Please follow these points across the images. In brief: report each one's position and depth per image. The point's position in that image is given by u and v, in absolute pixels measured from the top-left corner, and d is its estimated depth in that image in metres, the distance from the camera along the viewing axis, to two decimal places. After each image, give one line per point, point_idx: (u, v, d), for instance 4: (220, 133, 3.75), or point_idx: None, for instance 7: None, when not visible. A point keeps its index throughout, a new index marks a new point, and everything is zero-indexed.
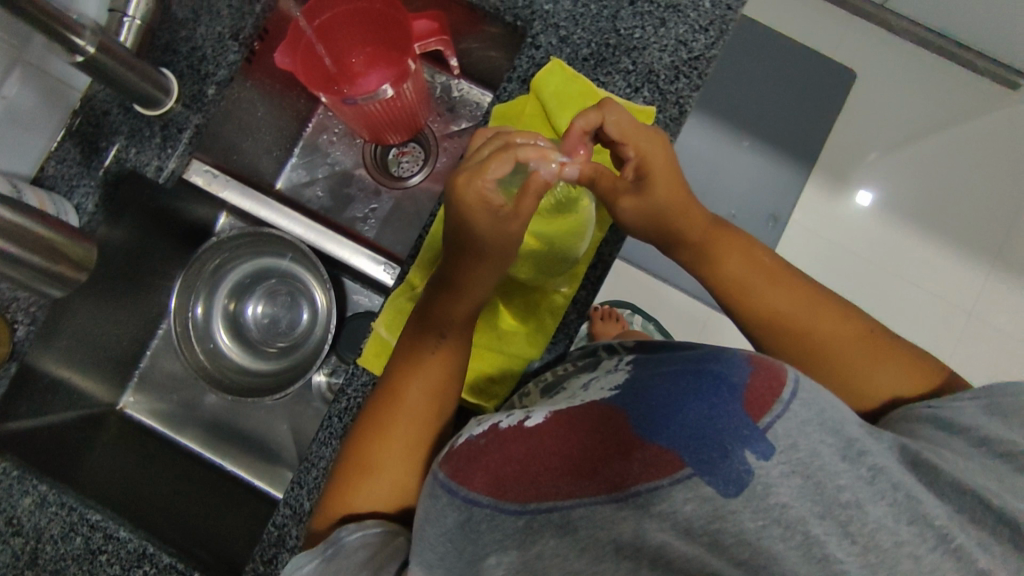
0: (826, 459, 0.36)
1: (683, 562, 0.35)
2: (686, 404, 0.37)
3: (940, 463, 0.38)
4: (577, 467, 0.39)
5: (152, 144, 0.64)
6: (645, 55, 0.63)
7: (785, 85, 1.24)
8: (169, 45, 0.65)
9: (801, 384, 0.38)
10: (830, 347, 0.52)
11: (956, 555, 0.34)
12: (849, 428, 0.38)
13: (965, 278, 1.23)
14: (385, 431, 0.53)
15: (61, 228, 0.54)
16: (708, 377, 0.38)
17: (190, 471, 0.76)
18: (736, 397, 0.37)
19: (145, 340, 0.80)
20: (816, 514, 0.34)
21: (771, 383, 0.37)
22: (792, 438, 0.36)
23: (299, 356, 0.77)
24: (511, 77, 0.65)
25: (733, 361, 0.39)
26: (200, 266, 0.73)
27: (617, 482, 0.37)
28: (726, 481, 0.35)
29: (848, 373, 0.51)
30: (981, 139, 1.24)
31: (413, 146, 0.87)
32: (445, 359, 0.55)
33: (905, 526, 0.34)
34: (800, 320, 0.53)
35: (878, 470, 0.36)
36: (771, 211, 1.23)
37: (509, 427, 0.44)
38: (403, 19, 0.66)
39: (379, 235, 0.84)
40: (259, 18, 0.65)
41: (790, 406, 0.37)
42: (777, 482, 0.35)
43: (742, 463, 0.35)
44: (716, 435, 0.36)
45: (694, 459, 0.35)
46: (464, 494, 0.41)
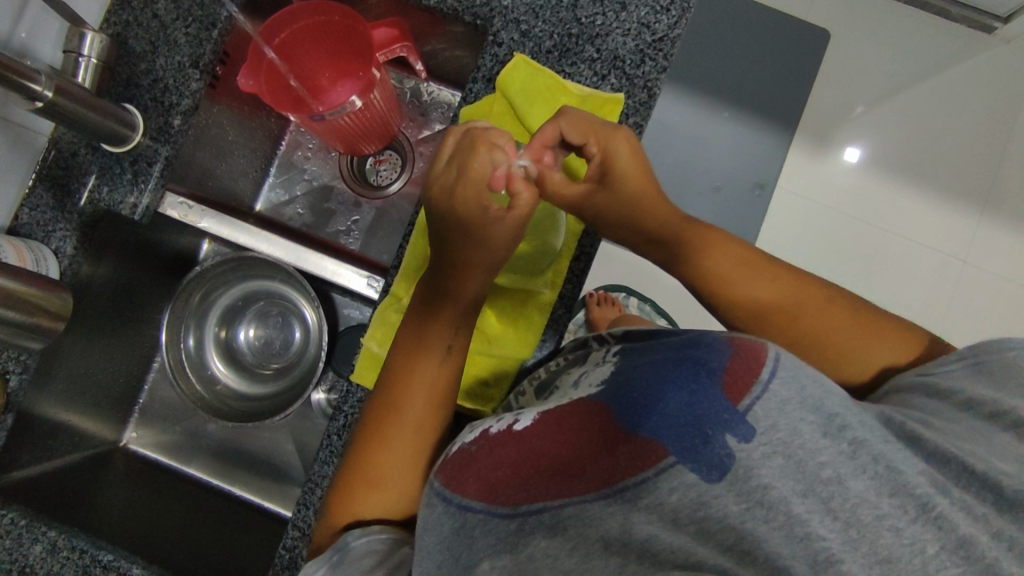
0: (806, 438, 0.37)
1: (668, 555, 0.36)
2: (666, 392, 0.39)
3: (925, 433, 0.39)
4: (566, 467, 0.41)
5: (123, 181, 0.64)
6: (609, 41, 0.62)
7: (760, 51, 1.23)
8: (130, 79, 0.64)
9: (780, 362, 0.39)
10: (818, 329, 0.52)
11: (937, 523, 0.34)
12: (830, 402, 0.39)
13: (957, 227, 1.23)
14: (393, 444, 0.53)
15: (33, 282, 0.54)
16: (689, 363, 0.41)
17: (200, 499, 0.77)
18: (715, 382, 0.39)
19: (142, 373, 0.80)
20: (797, 493, 0.35)
21: (750, 365, 0.39)
22: (772, 419, 0.37)
23: (296, 375, 0.77)
24: (476, 77, 0.65)
25: (712, 346, 0.41)
26: (187, 297, 0.73)
27: (605, 478, 0.39)
28: (710, 467, 0.36)
29: (837, 352, 0.51)
30: (960, 86, 1.23)
31: (389, 154, 0.87)
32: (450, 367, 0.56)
33: (886, 499, 0.35)
34: (785, 306, 0.53)
35: (859, 444, 0.37)
36: (756, 179, 1.22)
37: (499, 432, 0.46)
38: (362, 29, 0.65)
39: (365, 246, 0.84)
40: (217, 43, 0.64)
41: (770, 385, 0.38)
42: (759, 463, 0.36)
43: (722, 448, 0.37)
44: (697, 422, 0.37)
45: (677, 447, 0.37)
46: (458, 501, 0.43)
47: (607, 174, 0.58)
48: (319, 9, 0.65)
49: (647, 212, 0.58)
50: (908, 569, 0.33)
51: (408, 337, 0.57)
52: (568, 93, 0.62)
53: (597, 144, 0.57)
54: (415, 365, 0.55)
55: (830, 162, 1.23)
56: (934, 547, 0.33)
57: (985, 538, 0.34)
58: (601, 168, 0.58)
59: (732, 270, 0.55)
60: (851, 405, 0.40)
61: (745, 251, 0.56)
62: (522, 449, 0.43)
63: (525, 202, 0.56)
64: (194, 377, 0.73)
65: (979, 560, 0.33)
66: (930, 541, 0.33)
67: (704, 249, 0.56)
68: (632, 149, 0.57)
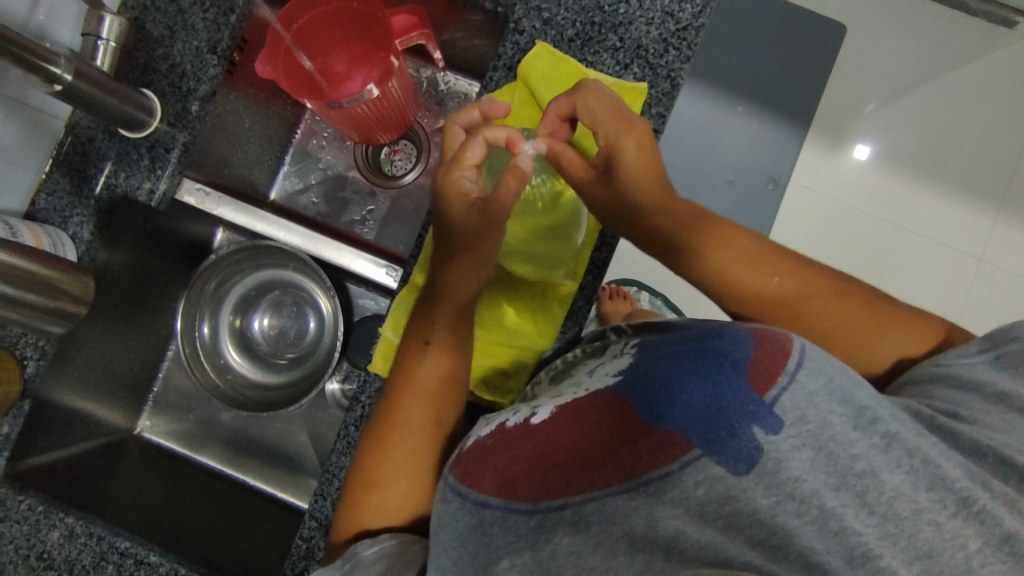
0: (837, 429, 0.35)
1: (697, 551, 0.35)
2: (689, 385, 0.38)
3: (958, 426, 0.39)
4: (587, 461, 0.40)
5: (140, 167, 0.64)
6: (632, 30, 0.61)
7: (776, 44, 1.22)
8: (148, 64, 0.64)
9: (807, 354, 0.37)
10: (837, 325, 0.50)
11: (979, 519, 0.34)
12: (860, 395, 0.37)
13: (976, 223, 1.21)
14: (386, 450, 0.53)
15: (58, 268, 0.54)
16: (711, 354, 0.38)
17: (215, 488, 0.76)
18: (740, 372, 0.37)
19: (156, 362, 0.80)
20: (830, 486, 0.34)
21: (776, 354, 0.37)
22: (801, 410, 0.35)
23: (311, 365, 0.77)
24: (496, 65, 0.64)
25: (736, 336, 0.39)
26: (202, 285, 0.73)
27: (627, 471, 0.38)
28: (736, 459, 0.35)
29: (855, 346, 0.50)
30: (980, 81, 1.22)
31: (405, 144, 0.86)
32: (443, 365, 0.55)
33: (924, 493, 0.34)
34: (801, 301, 0.51)
35: (892, 437, 0.35)
36: (771, 174, 1.21)
37: (515, 426, 0.45)
38: (381, 16, 0.64)
39: (379, 236, 0.83)
40: (235, 28, 0.64)
41: (797, 376, 0.36)
42: (788, 456, 0.35)
43: (750, 440, 0.35)
44: (724, 415, 0.36)
45: (703, 439, 0.36)
46: (475, 497, 0.42)
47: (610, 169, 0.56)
48: None
49: (657, 211, 0.55)
50: (948, 563, 0.32)
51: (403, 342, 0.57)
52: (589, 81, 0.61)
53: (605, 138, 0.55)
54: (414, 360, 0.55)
55: (846, 157, 1.22)
56: (975, 542, 0.33)
57: None
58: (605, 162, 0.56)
59: (744, 265, 0.53)
60: (882, 398, 0.39)
61: (753, 242, 0.54)
62: (536, 445, 0.42)
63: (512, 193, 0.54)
64: (208, 367, 0.73)
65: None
66: (971, 537, 0.33)
67: (714, 243, 0.54)
68: (641, 147, 0.55)
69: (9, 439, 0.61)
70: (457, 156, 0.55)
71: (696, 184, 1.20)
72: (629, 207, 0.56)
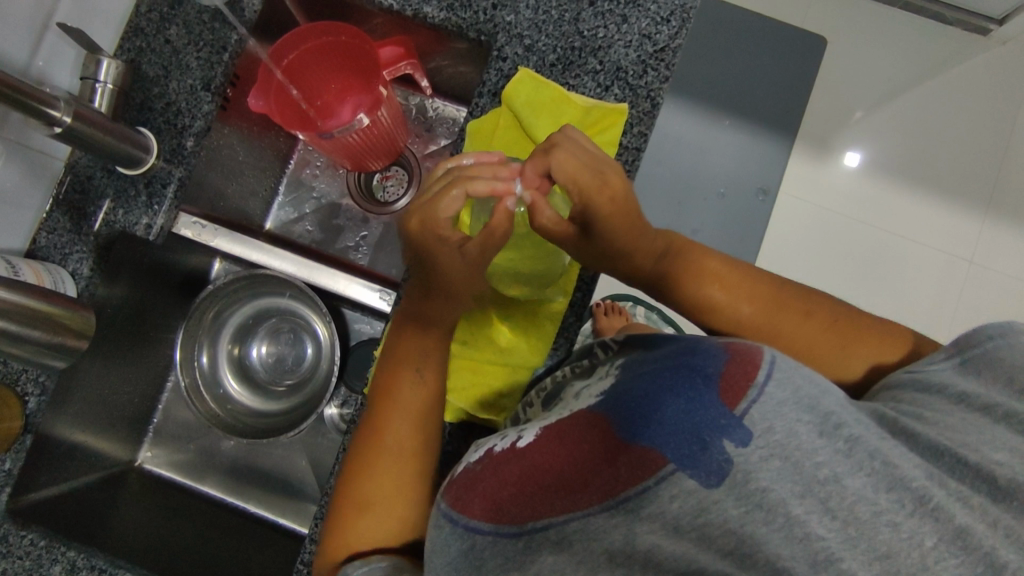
0: (802, 439, 0.37)
1: (672, 562, 0.37)
2: (664, 402, 0.40)
3: (916, 427, 0.39)
4: (570, 482, 0.41)
5: (138, 203, 0.65)
6: (611, 53, 0.64)
7: (759, 60, 1.25)
8: (144, 103, 0.66)
9: (777, 365, 0.40)
10: (798, 340, 0.53)
11: (933, 515, 0.34)
12: (826, 402, 0.39)
13: (960, 227, 1.23)
14: (371, 468, 0.55)
15: (60, 309, 0.55)
16: (686, 370, 0.41)
17: (215, 518, 0.77)
18: (711, 387, 0.39)
19: (155, 394, 0.81)
20: (795, 494, 0.35)
21: (746, 369, 0.40)
22: (768, 421, 0.37)
23: (309, 391, 0.78)
24: (482, 92, 0.66)
25: (709, 353, 0.42)
26: (199, 316, 0.73)
27: (608, 491, 0.40)
28: (709, 472, 0.37)
29: (820, 359, 0.52)
30: (958, 88, 1.24)
31: (396, 170, 0.88)
32: (426, 388, 0.57)
33: (883, 494, 0.35)
34: (764, 321, 0.55)
35: (855, 441, 0.37)
36: (760, 185, 1.23)
37: (503, 450, 0.46)
38: (368, 48, 0.67)
39: (373, 261, 0.85)
40: (228, 66, 0.66)
41: (765, 389, 0.38)
42: (756, 468, 0.36)
43: (721, 453, 0.37)
44: (696, 429, 0.38)
45: (677, 455, 0.38)
46: (465, 523, 0.44)
47: (586, 224, 0.56)
48: (328, 30, 0.67)
49: (635, 255, 0.58)
50: (906, 563, 0.33)
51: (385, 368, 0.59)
52: (572, 104, 0.63)
53: (579, 197, 0.54)
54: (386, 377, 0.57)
55: (832, 166, 1.24)
56: (932, 539, 0.33)
57: (982, 527, 0.34)
58: (580, 216, 0.56)
59: (712, 285, 0.57)
60: (847, 404, 0.40)
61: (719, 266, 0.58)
62: (523, 465, 0.44)
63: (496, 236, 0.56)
64: (207, 396, 0.74)
65: (976, 549, 0.33)
66: (928, 533, 0.34)
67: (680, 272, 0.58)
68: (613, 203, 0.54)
69: (11, 476, 0.62)
70: (434, 205, 0.55)
71: (686, 199, 1.22)
72: (609, 258, 0.58)
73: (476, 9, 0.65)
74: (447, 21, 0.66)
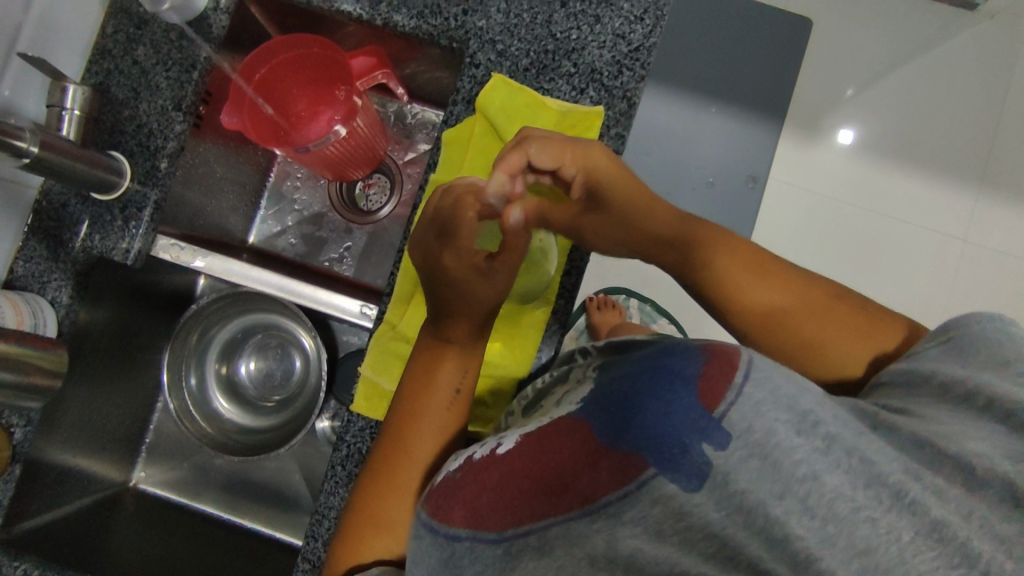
0: (782, 436, 0.36)
1: (653, 566, 0.37)
2: (645, 405, 0.39)
3: (901, 422, 0.40)
4: (548, 487, 0.41)
5: (115, 227, 0.64)
6: (585, 54, 0.63)
7: (745, 45, 1.24)
8: (114, 127, 0.65)
9: (754, 364, 0.39)
10: (793, 321, 0.52)
11: (910, 510, 0.34)
12: (803, 400, 0.38)
13: (952, 203, 1.22)
14: (391, 482, 0.52)
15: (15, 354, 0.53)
16: (664, 373, 0.39)
17: (212, 534, 0.77)
18: (690, 390, 0.38)
19: (147, 414, 0.81)
20: (774, 495, 0.35)
21: (724, 369, 0.38)
22: (748, 422, 0.36)
23: (299, 405, 0.78)
24: (456, 100, 0.65)
25: (688, 353, 0.40)
26: (184, 337, 0.73)
27: (587, 496, 0.39)
28: (690, 475, 0.36)
29: (815, 342, 0.51)
30: (947, 64, 1.23)
31: (379, 177, 0.88)
32: (455, 406, 0.56)
33: (861, 490, 0.35)
34: (775, 304, 0.54)
35: (833, 439, 0.36)
36: (749, 171, 1.22)
37: (483, 457, 0.46)
38: (341, 59, 0.65)
39: (358, 271, 0.84)
40: (199, 84, 0.65)
41: (744, 389, 0.37)
42: (735, 468, 0.36)
43: (700, 456, 0.36)
44: (675, 432, 0.37)
45: (657, 458, 0.37)
46: (446, 531, 0.44)
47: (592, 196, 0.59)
48: (299, 42, 0.66)
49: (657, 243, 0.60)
50: (885, 558, 0.33)
51: (407, 378, 0.57)
52: (546, 108, 0.62)
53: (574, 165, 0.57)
54: (422, 394, 0.55)
55: (822, 150, 1.23)
56: (909, 533, 0.33)
57: (958, 521, 0.34)
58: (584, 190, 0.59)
59: (735, 275, 0.55)
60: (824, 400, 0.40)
61: (743, 249, 0.58)
62: (501, 476, 0.44)
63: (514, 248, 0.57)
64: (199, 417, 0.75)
65: (952, 541, 0.33)
66: (904, 528, 0.33)
67: (710, 256, 0.57)
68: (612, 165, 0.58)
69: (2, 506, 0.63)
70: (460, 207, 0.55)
71: (676, 190, 1.22)
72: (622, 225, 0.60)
73: (446, 16, 0.64)
74: (418, 28, 0.65)
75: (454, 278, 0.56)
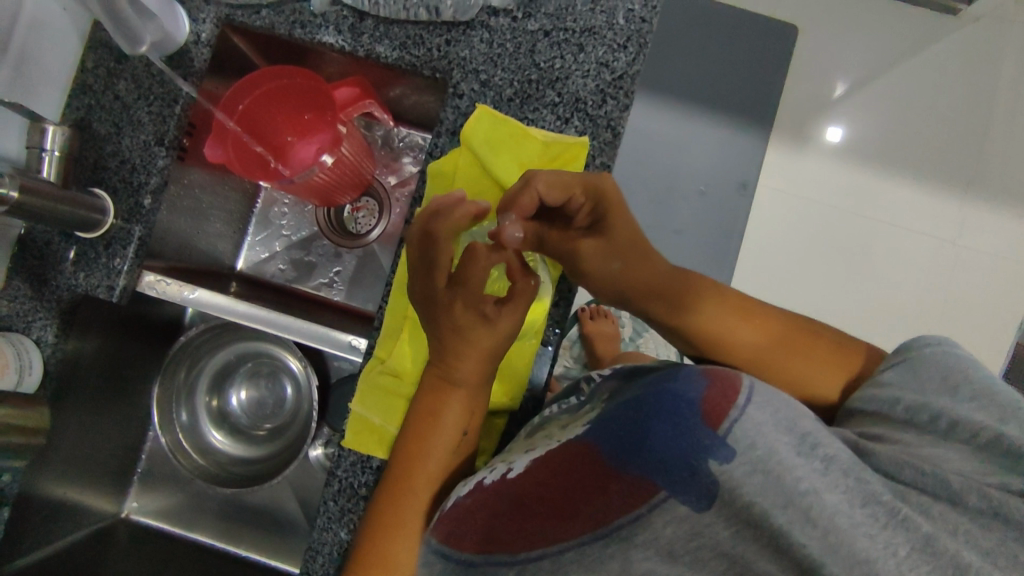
0: (783, 453, 0.35)
1: None
2: (651, 428, 0.37)
3: (876, 447, 0.40)
4: (560, 511, 0.41)
5: (99, 264, 0.64)
6: (570, 84, 0.63)
7: (732, 52, 1.24)
8: (97, 163, 0.65)
9: (755, 389, 0.38)
10: (768, 356, 0.56)
11: (904, 527, 0.34)
12: (801, 421, 0.37)
13: (940, 207, 1.23)
14: (398, 525, 0.54)
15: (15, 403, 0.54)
16: (666, 396, 0.38)
17: (208, 564, 0.77)
18: (695, 411, 0.36)
19: (138, 445, 0.81)
20: (777, 506, 0.34)
21: (726, 392, 0.37)
22: (752, 437, 0.35)
23: (291, 433, 0.78)
24: (440, 131, 0.65)
25: (688, 376, 0.39)
26: (174, 371, 0.73)
27: (599, 519, 0.39)
28: (699, 497, 0.35)
29: (791, 375, 0.55)
30: (932, 69, 1.24)
31: (366, 201, 0.87)
32: (456, 450, 0.57)
33: (858, 509, 0.34)
34: (753, 344, 0.57)
35: (831, 459, 0.36)
36: (739, 178, 1.22)
37: (493, 482, 0.46)
38: (325, 88, 0.65)
39: (349, 295, 0.84)
40: (181, 117, 0.65)
41: (747, 410, 0.36)
42: (740, 482, 0.34)
43: (708, 476, 0.35)
44: (683, 454, 0.35)
45: (667, 480, 0.36)
46: (458, 557, 0.45)
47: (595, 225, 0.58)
48: (282, 73, 0.65)
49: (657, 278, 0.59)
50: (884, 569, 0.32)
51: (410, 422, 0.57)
52: (532, 139, 0.62)
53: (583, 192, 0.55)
54: (427, 439, 0.56)
55: (809, 156, 1.23)
56: (906, 549, 0.33)
57: (946, 537, 0.34)
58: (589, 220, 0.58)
59: (718, 316, 0.58)
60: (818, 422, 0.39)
61: (728, 293, 0.59)
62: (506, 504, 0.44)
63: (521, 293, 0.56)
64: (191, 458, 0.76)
65: (943, 556, 0.33)
66: (900, 544, 0.33)
67: (690, 306, 0.58)
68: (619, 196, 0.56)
69: None
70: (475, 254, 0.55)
71: (666, 199, 1.22)
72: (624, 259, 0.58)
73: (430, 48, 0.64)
74: (403, 60, 0.65)
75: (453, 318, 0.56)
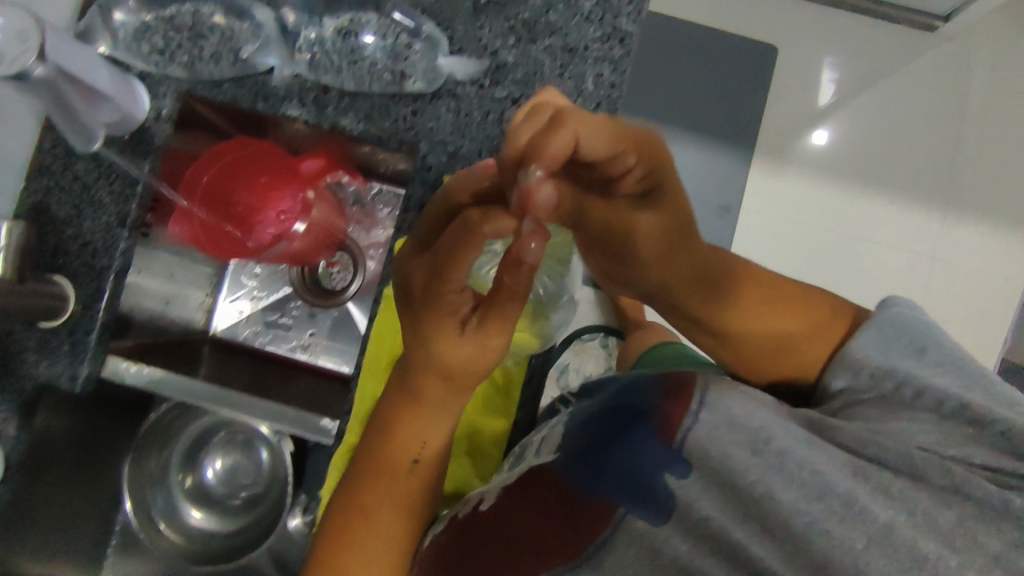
0: (734, 477, 0.41)
1: None
2: (611, 452, 0.46)
3: (828, 475, 0.40)
4: (537, 542, 0.47)
5: (62, 354, 0.64)
6: None
7: (711, 76, 1.25)
8: (57, 248, 0.65)
9: (702, 411, 0.44)
10: (745, 342, 0.60)
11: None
12: (741, 462, 0.41)
13: (919, 224, 1.23)
14: None
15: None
16: (631, 428, 0.46)
17: None
18: (648, 437, 0.45)
19: (109, 519, 0.78)
20: (738, 522, 0.41)
21: (673, 420, 0.45)
22: (697, 461, 0.43)
23: (263, 506, 0.76)
24: (408, 207, 0.66)
25: (644, 414, 0.47)
26: (143, 453, 0.73)
27: (574, 548, 0.45)
28: (655, 512, 0.43)
29: (788, 358, 0.57)
30: (912, 86, 1.23)
31: (341, 256, 0.85)
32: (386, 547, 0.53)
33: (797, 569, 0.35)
34: (741, 326, 0.59)
35: (767, 496, 0.40)
36: (720, 202, 1.23)
37: (469, 516, 0.51)
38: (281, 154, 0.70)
39: (323, 354, 0.83)
40: (141, 197, 0.66)
41: (692, 429, 0.44)
42: (692, 500, 0.43)
43: (665, 495, 0.43)
44: (639, 474, 0.44)
45: (627, 498, 0.44)
46: None
47: (639, 194, 0.49)
48: (245, 144, 0.68)
49: (634, 236, 0.52)
50: None
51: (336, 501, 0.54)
52: None
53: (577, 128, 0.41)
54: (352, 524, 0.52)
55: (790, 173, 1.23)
56: None
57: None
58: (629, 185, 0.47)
59: (713, 287, 0.59)
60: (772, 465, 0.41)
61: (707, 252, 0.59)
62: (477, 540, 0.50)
63: (496, 343, 0.46)
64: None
65: None
66: None
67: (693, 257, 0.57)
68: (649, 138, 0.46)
69: None
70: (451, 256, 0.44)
71: None
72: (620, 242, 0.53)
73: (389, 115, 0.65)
74: (368, 129, 0.65)
75: (426, 335, 0.47)
